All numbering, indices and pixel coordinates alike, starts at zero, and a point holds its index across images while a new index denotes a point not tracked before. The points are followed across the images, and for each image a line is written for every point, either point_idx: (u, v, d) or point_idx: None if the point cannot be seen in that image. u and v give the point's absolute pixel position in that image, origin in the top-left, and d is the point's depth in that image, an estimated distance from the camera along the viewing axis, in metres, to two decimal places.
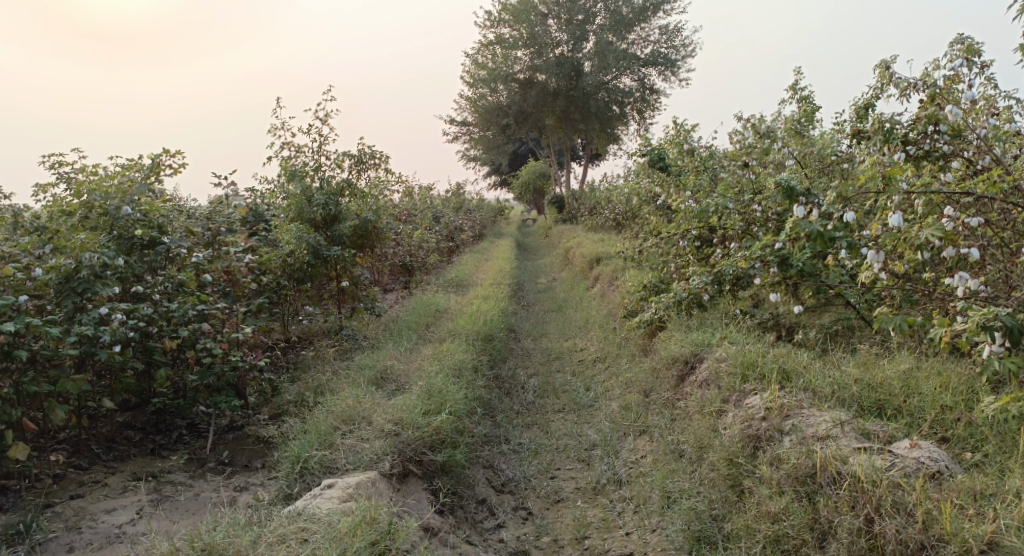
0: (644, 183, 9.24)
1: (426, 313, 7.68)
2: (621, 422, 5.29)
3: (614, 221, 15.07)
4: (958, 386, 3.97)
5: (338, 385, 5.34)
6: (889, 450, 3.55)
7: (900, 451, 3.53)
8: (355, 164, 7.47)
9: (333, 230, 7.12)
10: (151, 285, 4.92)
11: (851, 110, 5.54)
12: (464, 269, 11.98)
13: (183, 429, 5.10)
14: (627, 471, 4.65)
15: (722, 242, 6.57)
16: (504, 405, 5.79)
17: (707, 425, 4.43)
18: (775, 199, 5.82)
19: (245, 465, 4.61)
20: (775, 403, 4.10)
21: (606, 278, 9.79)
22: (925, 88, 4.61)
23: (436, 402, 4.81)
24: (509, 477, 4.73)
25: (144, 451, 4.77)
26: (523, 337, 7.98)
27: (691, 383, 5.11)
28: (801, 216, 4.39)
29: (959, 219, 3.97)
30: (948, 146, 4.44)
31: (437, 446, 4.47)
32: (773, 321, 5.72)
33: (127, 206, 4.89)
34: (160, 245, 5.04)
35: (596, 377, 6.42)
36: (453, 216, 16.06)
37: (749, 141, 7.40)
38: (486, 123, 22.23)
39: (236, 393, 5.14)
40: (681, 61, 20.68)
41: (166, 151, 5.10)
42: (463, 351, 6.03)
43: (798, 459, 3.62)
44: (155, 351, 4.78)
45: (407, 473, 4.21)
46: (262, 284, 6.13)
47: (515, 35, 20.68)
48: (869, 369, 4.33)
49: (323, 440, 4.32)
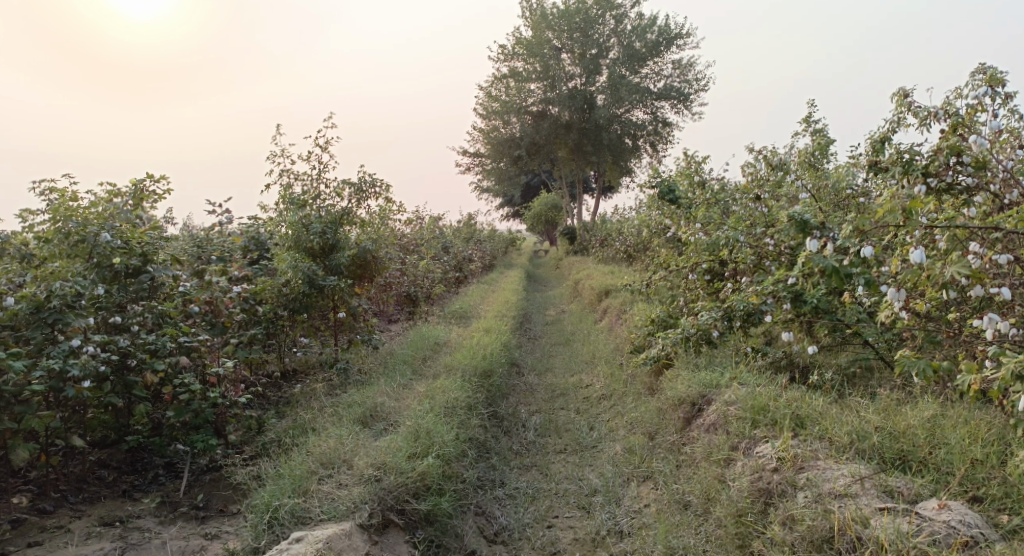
0: (654, 215, 9.00)
1: (425, 346, 7.41)
2: (624, 467, 4.97)
3: (625, 253, 14.80)
4: (988, 438, 3.65)
5: (323, 423, 5.05)
6: (914, 510, 3.22)
7: (928, 512, 3.19)
8: (355, 193, 7.27)
9: (330, 259, 6.85)
10: (130, 316, 4.63)
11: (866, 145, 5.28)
12: (470, 300, 11.70)
13: (159, 467, 4.79)
14: (629, 522, 4.32)
15: (732, 276, 6.32)
16: (502, 445, 5.47)
17: (714, 475, 4.11)
18: (788, 233, 5.55)
19: (221, 510, 4.33)
20: (788, 454, 3.78)
21: (614, 312, 9.49)
22: (946, 117, 4.36)
23: (423, 445, 4.51)
24: (502, 526, 4.41)
25: (115, 492, 4.48)
26: (526, 372, 7.67)
27: (699, 427, 4.78)
28: (814, 250, 4.09)
29: (986, 255, 3.64)
30: (971, 178, 4.15)
31: (422, 493, 4.17)
32: (787, 361, 5.42)
33: (106, 233, 4.62)
34: (143, 274, 4.78)
35: (600, 415, 6.10)
36: (462, 246, 15.78)
37: (761, 173, 7.16)
38: (497, 154, 22.10)
39: (216, 431, 4.85)
40: (693, 95, 20.56)
41: (149, 176, 4.87)
42: (459, 388, 5.73)
43: (813, 521, 3.33)
44: (134, 387, 4.51)
45: (387, 524, 3.91)
46: (257, 315, 5.88)
47: (529, 68, 20.58)
48: (890, 415, 4.01)
49: (298, 486, 4.03)
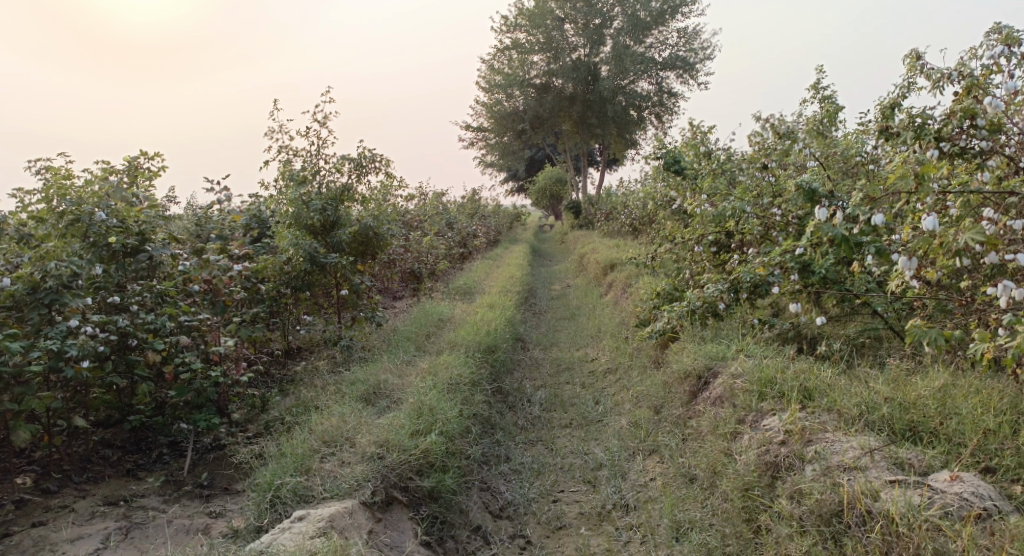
0: (659, 187, 8.89)
1: (428, 322, 7.37)
2: (629, 441, 4.93)
3: (631, 226, 14.66)
4: (1000, 407, 3.58)
5: (326, 401, 5.02)
6: (925, 483, 3.16)
7: (939, 484, 3.13)
8: (355, 168, 7.18)
9: (331, 236, 6.77)
10: (128, 296, 4.57)
11: (876, 112, 5.19)
12: (474, 275, 11.63)
13: (163, 447, 4.77)
14: (635, 495, 4.29)
15: (739, 247, 6.24)
16: (507, 420, 5.43)
17: (720, 448, 4.06)
18: (796, 203, 5.46)
19: (225, 488, 4.31)
20: (795, 426, 3.72)
21: (620, 285, 9.41)
22: (960, 79, 4.25)
23: (426, 422, 4.47)
24: (508, 501, 4.39)
25: (119, 472, 4.46)
26: (531, 347, 7.62)
27: (704, 401, 4.73)
28: (824, 219, 3.98)
29: (1000, 221, 3.55)
30: (986, 142, 4.05)
31: (425, 470, 4.14)
32: (794, 333, 5.35)
33: (101, 212, 4.54)
34: (141, 253, 4.71)
35: (606, 389, 6.06)
36: (467, 222, 15.68)
37: (768, 141, 7.03)
38: (501, 128, 21.65)
39: (218, 409, 4.81)
40: (699, 64, 20.27)
41: (143, 153, 4.76)
42: (462, 364, 5.68)
43: (822, 494, 3.28)
44: (136, 366, 4.46)
45: (391, 501, 3.89)
46: (259, 293, 5.83)
47: (532, 39, 20.29)
48: (900, 386, 3.94)
49: (300, 465, 4.00)
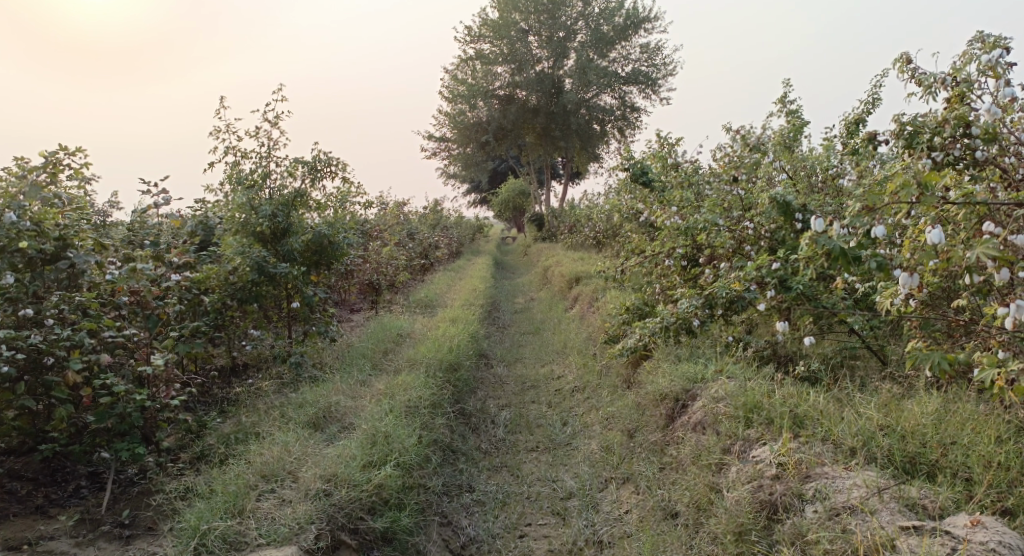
0: (625, 199, 8.58)
1: (386, 338, 6.92)
2: (601, 467, 4.58)
3: (595, 239, 14.42)
4: (1003, 437, 3.31)
5: (269, 428, 4.57)
6: (945, 529, 2.84)
7: (961, 532, 2.82)
8: (308, 172, 6.71)
9: (281, 244, 6.26)
10: (44, 308, 4.08)
11: (841, 125, 6.42)
12: (435, 288, 11.19)
13: (82, 479, 4.26)
14: (608, 530, 3.93)
15: (710, 261, 5.96)
16: (469, 444, 5.02)
17: (705, 482, 3.73)
18: (771, 215, 5.23)
19: (149, 528, 3.84)
20: (790, 460, 3.40)
21: (586, 300, 9.05)
22: (955, 84, 3.97)
23: (380, 452, 4.05)
24: (470, 537, 3.99)
25: (28, 508, 3.94)
26: (495, 363, 7.21)
27: (683, 426, 4.38)
28: (820, 230, 3.63)
29: (1003, 235, 3.28)
30: (982, 153, 3.78)
31: (378, 508, 3.73)
32: (771, 351, 5.07)
33: (12, 213, 3.97)
34: (62, 260, 4.21)
35: (574, 409, 5.69)
36: (429, 233, 15.21)
37: (736, 153, 6.79)
38: (464, 139, 21.29)
39: (145, 437, 4.30)
40: (661, 80, 20.23)
41: (63, 149, 4.19)
42: (422, 384, 5.24)
43: (830, 544, 2.96)
44: (52, 388, 3.95)
45: (338, 546, 3.47)
46: (202, 305, 5.34)
47: (495, 51, 19.91)
48: (894, 411, 3.65)
49: (233, 505, 3.55)
